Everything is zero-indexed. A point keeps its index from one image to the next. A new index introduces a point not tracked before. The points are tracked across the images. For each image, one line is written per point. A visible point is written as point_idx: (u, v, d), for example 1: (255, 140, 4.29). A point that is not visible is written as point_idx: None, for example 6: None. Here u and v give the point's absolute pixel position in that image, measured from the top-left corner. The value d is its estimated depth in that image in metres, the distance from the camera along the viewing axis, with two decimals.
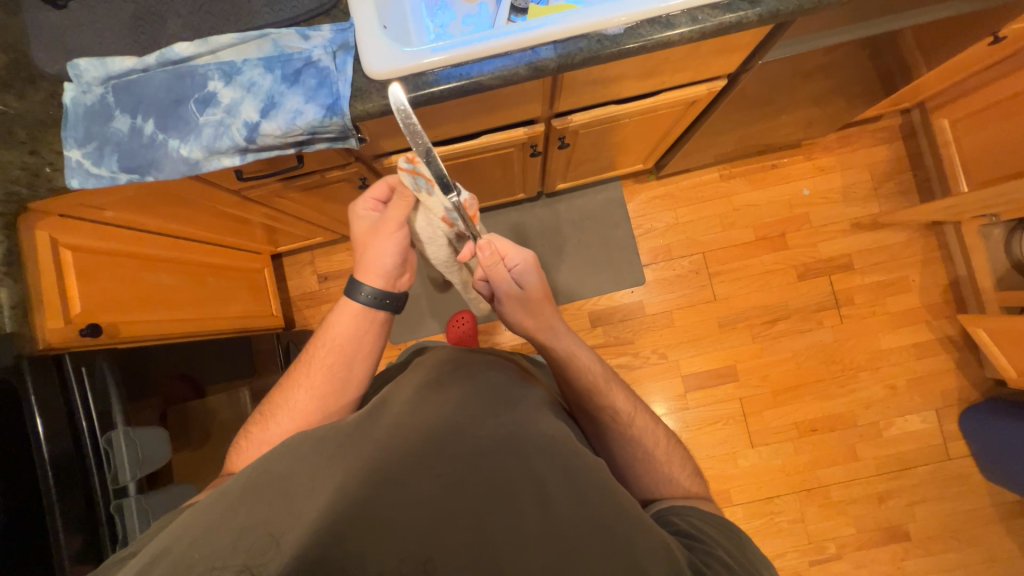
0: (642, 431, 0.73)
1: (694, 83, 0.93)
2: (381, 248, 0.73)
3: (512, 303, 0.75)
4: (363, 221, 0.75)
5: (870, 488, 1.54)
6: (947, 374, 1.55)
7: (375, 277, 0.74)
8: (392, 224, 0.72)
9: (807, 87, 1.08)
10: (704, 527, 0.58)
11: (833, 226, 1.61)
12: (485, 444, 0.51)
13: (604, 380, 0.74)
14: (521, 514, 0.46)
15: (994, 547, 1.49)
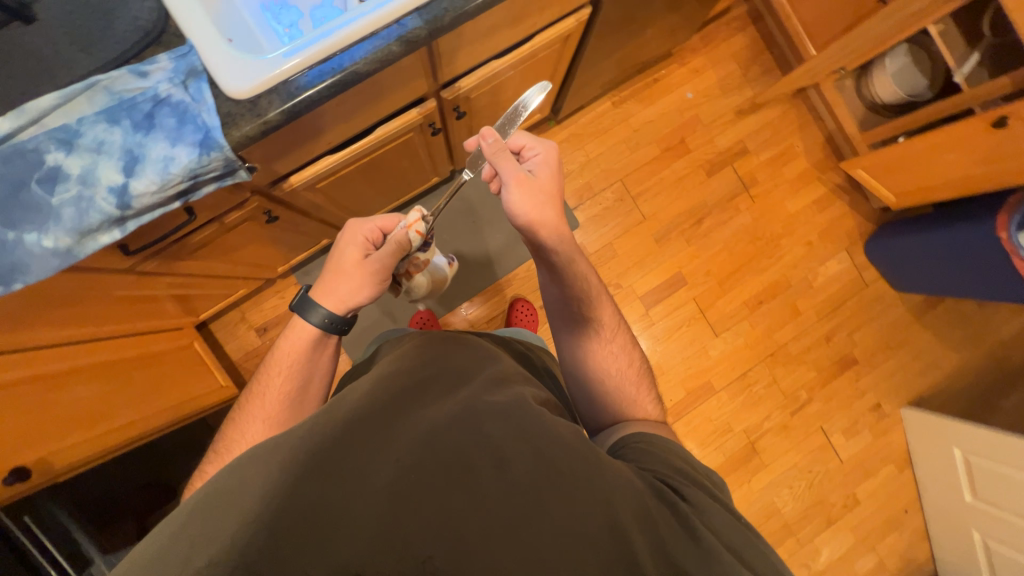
0: (615, 351, 0.79)
1: (563, 18, 0.95)
2: (361, 280, 0.77)
3: (527, 187, 0.72)
4: (354, 247, 0.77)
5: (818, 333, 1.75)
6: (847, 216, 1.78)
7: (337, 304, 0.76)
8: (378, 263, 0.77)
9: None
10: (656, 447, 0.65)
11: (721, 119, 1.75)
12: (441, 424, 0.52)
13: (596, 292, 0.79)
14: (483, 477, 0.48)
15: (917, 342, 1.78)
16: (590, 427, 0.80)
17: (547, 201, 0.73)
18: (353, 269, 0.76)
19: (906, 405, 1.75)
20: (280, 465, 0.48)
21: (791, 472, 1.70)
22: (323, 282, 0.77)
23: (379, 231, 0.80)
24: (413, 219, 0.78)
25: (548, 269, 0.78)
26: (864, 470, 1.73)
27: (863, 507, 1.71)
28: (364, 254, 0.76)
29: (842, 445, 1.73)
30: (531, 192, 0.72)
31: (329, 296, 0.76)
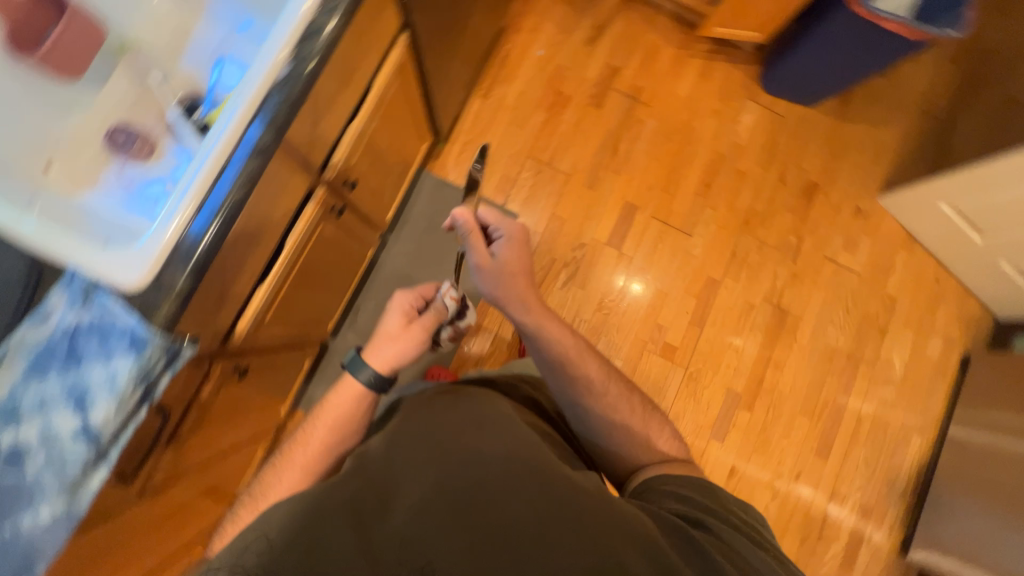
0: (614, 398, 0.94)
1: (387, 52, 0.97)
2: (405, 342, 0.95)
3: (486, 271, 0.96)
4: (401, 313, 0.98)
5: (774, 180, 1.82)
6: (733, 70, 1.85)
7: (384, 363, 0.92)
8: (419, 328, 0.96)
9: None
10: (687, 492, 0.80)
11: (579, 56, 1.80)
12: (454, 472, 0.65)
13: (578, 354, 0.95)
14: (492, 504, 0.62)
15: (849, 139, 1.87)
16: (608, 467, 0.94)
17: (511, 279, 0.96)
18: (399, 330, 0.95)
19: (880, 194, 1.85)
20: (323, 515, 0.60)
21: (826, 308, 1.79)
22: (375, 343, 0.94)
23: (416, 301, 1.01)
24: (447, 289, 1.02)
25: (528, 335, 0.97)
26: (883, 269, 1.83)
27: (901, 301, 1.83)
28: (405, 319, 0.96)
29: (851, 261, 1.82)
30: (495, 269, 0.95)
31: (378, 356, 0.92)
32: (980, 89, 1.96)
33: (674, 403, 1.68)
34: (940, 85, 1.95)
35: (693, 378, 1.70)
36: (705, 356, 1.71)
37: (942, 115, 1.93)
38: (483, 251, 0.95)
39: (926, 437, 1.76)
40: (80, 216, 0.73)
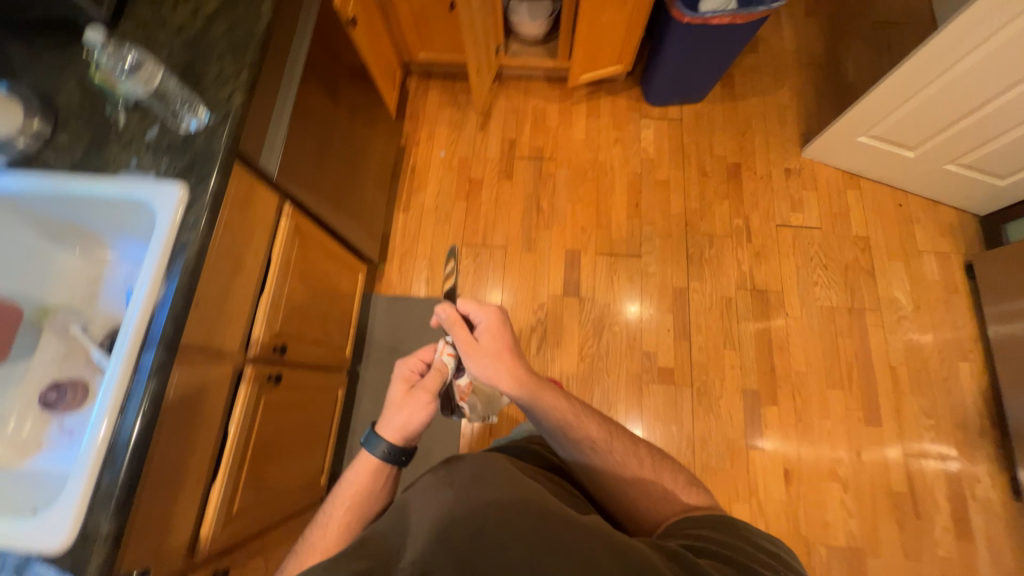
0: (621, 456, 0.90)
1: (277, 225, 1.06)
2: (411, 409, 0.90)
3: (473, 353, 0.93)
4: (402, 380, 0.94)
5: (696, 176, 1.86)
6: (617, 100, 1.97)
7: (394, 433, 0.88)
8: (422, 393, 0.91)
9: (347, 136, 1.32)
10: (706, 529, 0.74)
11: (477, 142, 1.93)
12: (457, 522, 0.65)
13: (574, 416, 0.91)
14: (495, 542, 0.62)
15: (748, 114, 1.94)
16: (626, 527, 0.88)
17: (496, 361, 0.92)
18: (403, 399, 0.91)
19: (802, 148, 1.86)
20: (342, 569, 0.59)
21: (804, 272, 1.72)
22: (385, 413, 0.91)
23: (421, 364, 0.97)
24: (443, 346, 0.97)
25: (523, 406, 0.93)
26: (841, 214, 1.79)
27: (876, 237, 1.76)
28: (409, 384, 0.92)
29: (806, 220, 1.79)
30: (479, 352, 0.93)
31: (388, 427, 0.89)
32: (846, 26, 2.06)
33: (695, 427, 1.58)
34: (809, 37, 2.05)
35: (702, 394, 1.61)
36: (705, 367, 1.63)
37: (824, 60, 2.02)
38: (466, 338, 0.94)
39: (972, 362, 1.61)
40: (28, 487, 0.79)
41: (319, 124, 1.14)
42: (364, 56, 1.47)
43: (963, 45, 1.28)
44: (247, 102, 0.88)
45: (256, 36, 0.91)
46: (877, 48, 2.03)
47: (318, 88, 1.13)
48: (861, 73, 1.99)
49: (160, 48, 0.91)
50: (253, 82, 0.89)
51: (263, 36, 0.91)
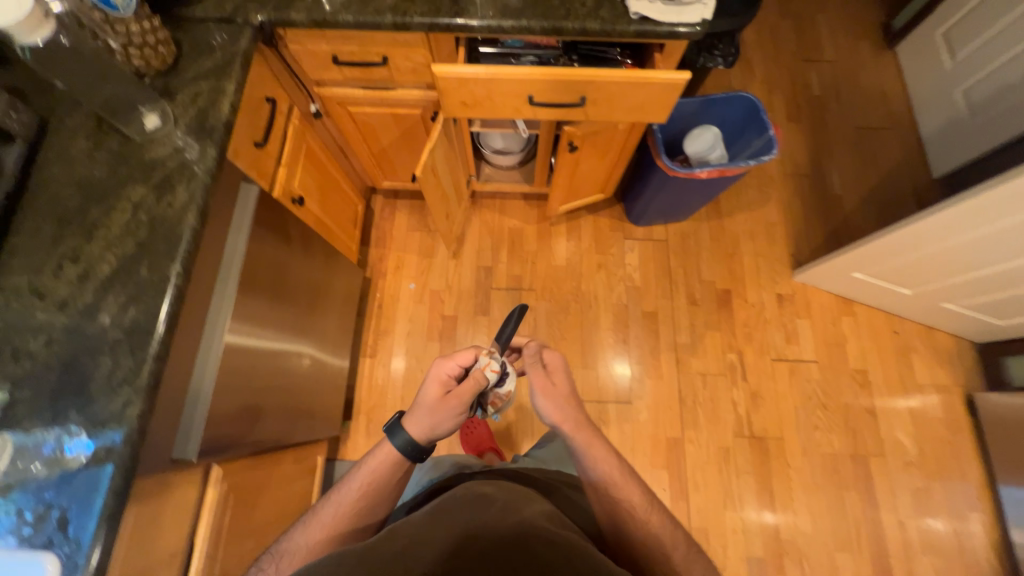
0: (657, 530, 0.78)
1: (199, 508, 0.86)
2: (440, 414, 0.84)
3: (549, 394, 0.86)
4: (437, 383, 0.86)
5: (685, 306, 1.74)
6: (598, 220, 1.84)
7: (420, 432, 0.84)
8: (453, 404, 0.84)
9: (299, 336, 1.13)
10: None
11: (450, 272, 1.77)
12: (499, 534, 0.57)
13: (621, 475, 0.82)
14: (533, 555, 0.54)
15: (736, 233, 1.84)
16: None
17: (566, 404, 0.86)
18: (434, 403, 0.84)
19: (794, 272, 1.77)
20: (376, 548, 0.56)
21: (803, 413, 1.62)
22: (414, 408, 0.86)
23: (459, 370, 0.88)
24: (489, 361, 0.87)
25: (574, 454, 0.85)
26: (836, 344, 1.70)
27: (873, 369, 1.68)
28: (445, 393, 0.84)
29: (801, 352, 1.69)
30: (552, 395, 0.86)
31: (417, 424, 0.84)
32: (828, 133, 2.00)
33: None
34: (792, 144, 1.98)
35: None
36: (706, 530, 1.50)
37: (808, 170, 1.94)
38: (542, 377, 0.87)
39: (982, 513, 1.51)
40: None
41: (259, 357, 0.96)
42: (316, 225, 1.30)
43: (968, 223, 1.18)
44: (146, 411, 0.70)
45: (162, 316, 0.74)
46: (861, 157, 1.96)
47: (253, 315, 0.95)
48: (847, 184, 1.92)
49: (35, 337, 0.72)
50: (155, 382, 0.71)
51: (170, 315, 0.74)
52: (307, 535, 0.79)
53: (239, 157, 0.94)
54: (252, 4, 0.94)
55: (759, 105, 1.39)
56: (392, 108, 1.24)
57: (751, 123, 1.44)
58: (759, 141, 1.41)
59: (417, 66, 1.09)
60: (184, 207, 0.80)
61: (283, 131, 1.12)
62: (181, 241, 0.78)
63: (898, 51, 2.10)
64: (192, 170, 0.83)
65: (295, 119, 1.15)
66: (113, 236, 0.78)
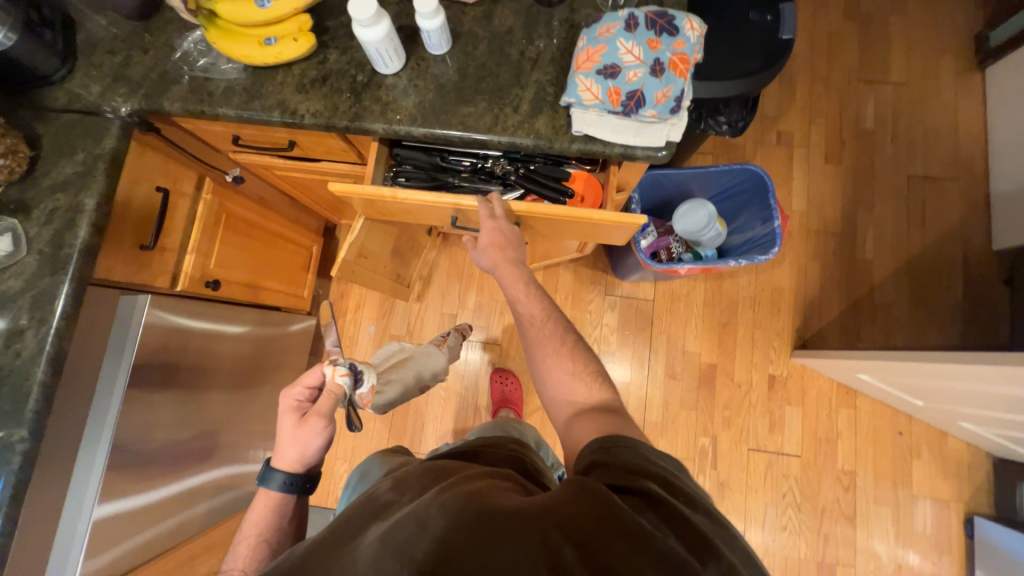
0: (550, 335, 0.79)
1: None
2: (304, 440, 0.71)
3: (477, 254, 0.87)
4: (289, 411, 0.73)
5: (662, 379, 1.59)
6: (579, 270, 1.66)
7: (292, 465, 0.71)
8: (315, 423, 0.71)
9: (222, 428, 1.09)
10: (662, 463, 0.60)
11: (413, 316, 1.67)
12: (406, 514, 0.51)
13: (525, 297, 0.83)
14: (430, 524, 0.49)
15: (735, 298, 1.62)
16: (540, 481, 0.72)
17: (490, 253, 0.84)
18: (294, 430, 0.71)
19: (793, 351, 1.56)
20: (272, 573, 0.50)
21: (773, 512, 1.50)
22: (276, 445, 0.72)
23: (307, 389, 0.75)
24: (335, 368, 0.75)
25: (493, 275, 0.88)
26: (827, 439, 1.53)
27: (864, 472, 1.51)
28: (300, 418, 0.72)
29: (784, 445, 1.53)
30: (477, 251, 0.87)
31: (284, 458, 0.71)
32: (874, 179, 1.66)
33: None
34: (825, 191, 1.66)
35: None
36: None
37: (839, 227, 1.64)
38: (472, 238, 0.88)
39: None
40: None
41: None
42: (247, 295, 1.21)
43: (1001, 379, 0.96)
44: None
45: (6, 487, 0.69)
46: (909, 214, 1.64)
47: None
48: (882, 248, 1.62)
49: None
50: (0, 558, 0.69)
51: (14, 487, 0.69)
52: (239, 550, 0.67)
53: (116, 270, 0.83)
54: (121, 87, 0.79)
55: (766, 178, 1.15)
56: (322, 174, 1.08)
57: (756, 200, 1.19)
58: (761, 227, 1.18)
59: (333, 149, 0.92)
60: (34, 357, 0.72)
61: (191, 210, 1.00)
62: (28, 400, 0.71)
63: (988, 75, 1.68)
64: (44, 308, 0.73)
65: (207, 194, 1.01)
66: None
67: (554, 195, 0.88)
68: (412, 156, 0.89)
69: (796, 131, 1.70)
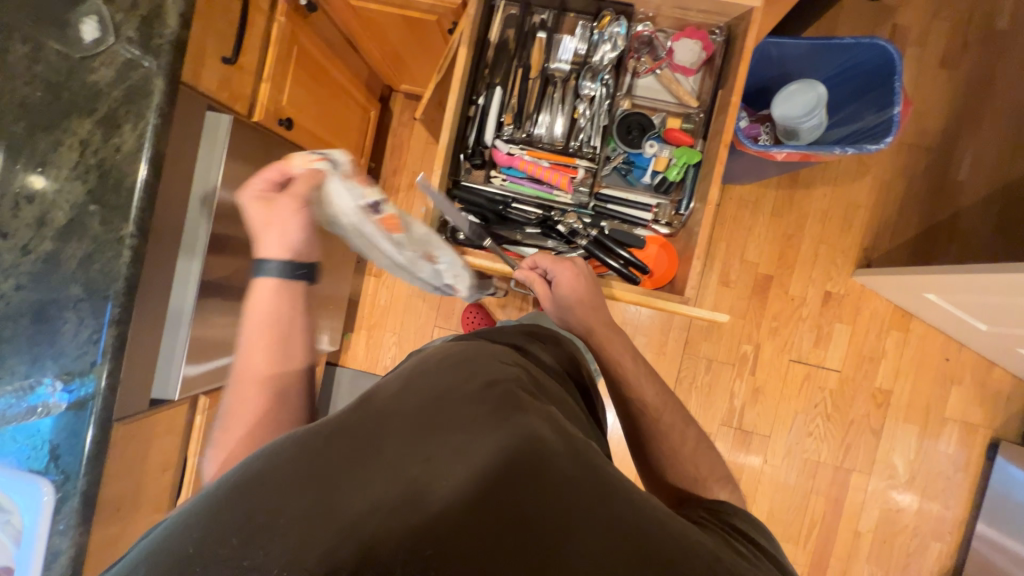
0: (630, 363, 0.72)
1: (192, 424, 0.97)
2: (286, 222, 0.67)
3: (556, 307, 0.76)
4: (256, 200, 0.67)
5: (715, 286, 1.56)
6: None
7: (279, 251, 0.68)
8: (287, 203, 0.67)
9: None
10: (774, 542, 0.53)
11: None
12: (506, 445, 0.43)
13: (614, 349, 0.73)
14: (513, 457, 0.42)
15: (806, 209, 1.53)
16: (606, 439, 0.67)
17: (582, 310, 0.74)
18: (269, 214, 0.67)
19: (855, 272, 1.52)
20: (342, 425, 0.43)
21: (801, 419, 1.56)
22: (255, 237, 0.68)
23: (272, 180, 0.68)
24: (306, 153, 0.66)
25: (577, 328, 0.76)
26: (870, 359, 1.54)
27: (899, 392, 1.54)
28: (270, 203, 0.67)
29: (826, 359, 1.55)
30: (557, 308, 0.76)
31: (268, 247, 0.68)
32: (989, 91, 1.48)
33: None
34: (931, 98, 1.50)
35: None
36: None
37: (937, 141, 1.50)
38: (544, 290, 0.75)
39: (945, 546, 1.52)
40: None
41: (233, 302, 0.95)
42: (311, 146, 1.15)
43: None
44: (115, 368, 0.73)
45: (121, 277, 0.71)
46: (1018, 133, 1.48)
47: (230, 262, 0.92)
48: (978, 170, 1.49)
49: (2, 279, 0.71)
50: (120, 344, 0.72)
51: (128, 279, 0.71)
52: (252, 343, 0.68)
53: (201, 79, 0.78)
54: None
55: (896, 56, 1.00)
56: (402, 7, 0.98)
57: (875, 85, 1.07)
58: (876, 116, 1.06)
59: None
60: (134, 153, 0.70)
61: (266, 33, 0.92)
62: (133, 196, 0.70)
63: None
64: (140, 103, 0.70)
65: (281, 16, 0.92)
66: (64, 178, 0.70)
67: (615, 270, 0.79)
68: (469, 201, 0.81)
69: (915, 25, 1.49)
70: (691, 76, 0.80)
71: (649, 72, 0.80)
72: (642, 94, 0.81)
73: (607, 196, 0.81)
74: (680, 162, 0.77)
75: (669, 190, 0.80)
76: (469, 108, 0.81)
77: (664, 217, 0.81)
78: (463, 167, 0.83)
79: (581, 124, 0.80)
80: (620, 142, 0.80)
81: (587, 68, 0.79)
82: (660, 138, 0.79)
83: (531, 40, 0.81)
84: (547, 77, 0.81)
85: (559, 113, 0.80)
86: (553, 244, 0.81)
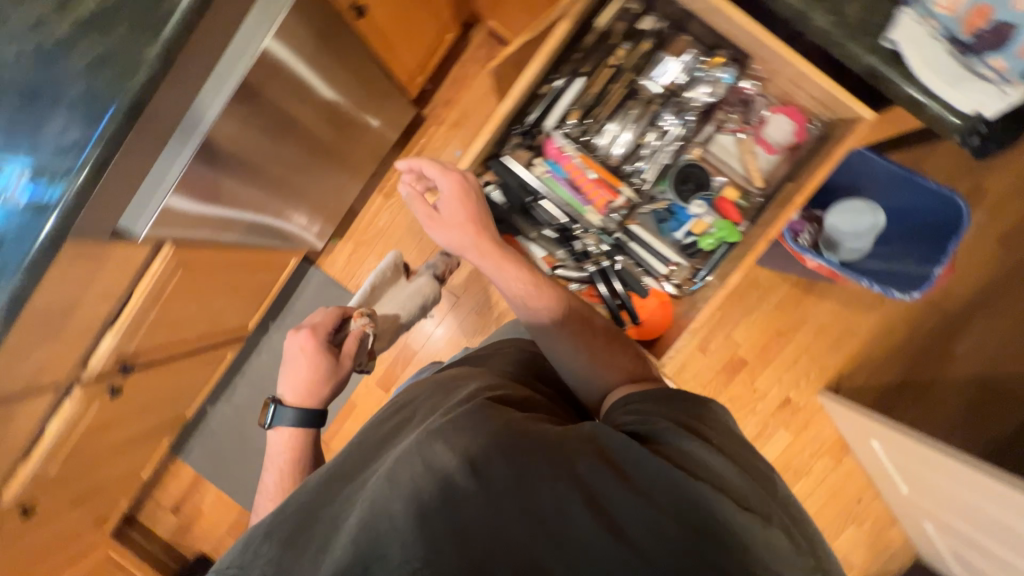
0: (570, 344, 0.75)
1: (146, 268, 0.94)
2: (320, 372, 0.86)
3: (439, 228, 0.77)
4: (305, 349, 0.87)
5: (692, 348, 1.58)
6: None
7: (301, 401, 0.85)
8: (346, 365, 0.89)
9: (297, 157, 1.06)
10: (720, 427, 0.64)
11: None
12: (420, 448, 0.57)
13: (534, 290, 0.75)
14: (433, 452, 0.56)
15: (807, 315, 1.54)
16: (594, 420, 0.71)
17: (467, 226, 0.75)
18: (308, 364, 0.85)
19: (820, 391, 1.55)
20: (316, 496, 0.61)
21: None
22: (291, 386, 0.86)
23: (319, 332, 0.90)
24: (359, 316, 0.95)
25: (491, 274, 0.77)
26: (795, 471, 1.59)
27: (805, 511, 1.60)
28: (331, 356, 0.88)
29: None
30: (442, 227, 0.77)
31: (293, 396, 0.85)
32: None
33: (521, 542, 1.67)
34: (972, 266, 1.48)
35: None
36: None
37: (956, 308, 1.50)
38: (427, 211, 0.78)
39: None
40: None
41: (232, 166, 0.91)
42: (372, 43, 1.08)
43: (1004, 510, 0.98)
44: (88, 187, 0.69)
45: (123, 97, 0.66)
46: None
47: (243, 126, 0.86)
48: (977, 350, 1.50)
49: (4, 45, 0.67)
50: (101, 166, 0.68)
51: (134, 102, 0.66)
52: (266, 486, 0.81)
53: None
54: None
55: (964, 221, 0.99)
56: None
57: (931, 237, 1.06)
58: (916, 265, 1.06)
59: None
60: None
61: None
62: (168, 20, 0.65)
63: None
64: None
65: None
66: None
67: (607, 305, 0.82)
68: (502, 179, 0.79)
69: (995, 191, 1.45)
70: (772, 155, 0.76)
71: (732, 131, 0.79)
72: (716, 150, 0.79)
73: (633, 233, 0.80)
74: (717, 234, 0.76)
75: (693, 255, 0.80)
76: (542, 85, 0.77)
77: (677, 278, 0.81)
78: (511, 143, 0.79)
79: (643, 151, 0.79)
80: (671, 186, 0.79)
81: (675, 98, 0.77)
82: (710, 201, 0.79)
83: (635, 44, 0.76)
84: (633, 90, 0.78)
85: (629, 128, 0.78)
86: (564, 257, 0.83)
